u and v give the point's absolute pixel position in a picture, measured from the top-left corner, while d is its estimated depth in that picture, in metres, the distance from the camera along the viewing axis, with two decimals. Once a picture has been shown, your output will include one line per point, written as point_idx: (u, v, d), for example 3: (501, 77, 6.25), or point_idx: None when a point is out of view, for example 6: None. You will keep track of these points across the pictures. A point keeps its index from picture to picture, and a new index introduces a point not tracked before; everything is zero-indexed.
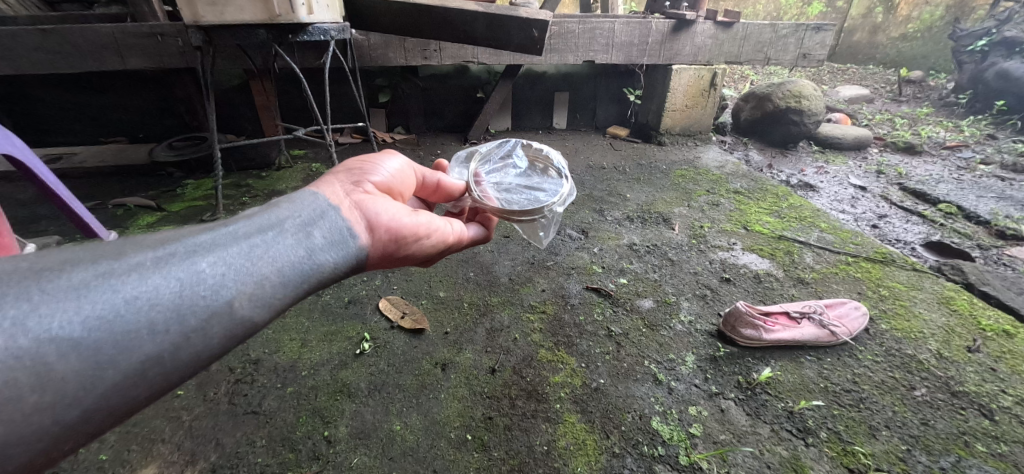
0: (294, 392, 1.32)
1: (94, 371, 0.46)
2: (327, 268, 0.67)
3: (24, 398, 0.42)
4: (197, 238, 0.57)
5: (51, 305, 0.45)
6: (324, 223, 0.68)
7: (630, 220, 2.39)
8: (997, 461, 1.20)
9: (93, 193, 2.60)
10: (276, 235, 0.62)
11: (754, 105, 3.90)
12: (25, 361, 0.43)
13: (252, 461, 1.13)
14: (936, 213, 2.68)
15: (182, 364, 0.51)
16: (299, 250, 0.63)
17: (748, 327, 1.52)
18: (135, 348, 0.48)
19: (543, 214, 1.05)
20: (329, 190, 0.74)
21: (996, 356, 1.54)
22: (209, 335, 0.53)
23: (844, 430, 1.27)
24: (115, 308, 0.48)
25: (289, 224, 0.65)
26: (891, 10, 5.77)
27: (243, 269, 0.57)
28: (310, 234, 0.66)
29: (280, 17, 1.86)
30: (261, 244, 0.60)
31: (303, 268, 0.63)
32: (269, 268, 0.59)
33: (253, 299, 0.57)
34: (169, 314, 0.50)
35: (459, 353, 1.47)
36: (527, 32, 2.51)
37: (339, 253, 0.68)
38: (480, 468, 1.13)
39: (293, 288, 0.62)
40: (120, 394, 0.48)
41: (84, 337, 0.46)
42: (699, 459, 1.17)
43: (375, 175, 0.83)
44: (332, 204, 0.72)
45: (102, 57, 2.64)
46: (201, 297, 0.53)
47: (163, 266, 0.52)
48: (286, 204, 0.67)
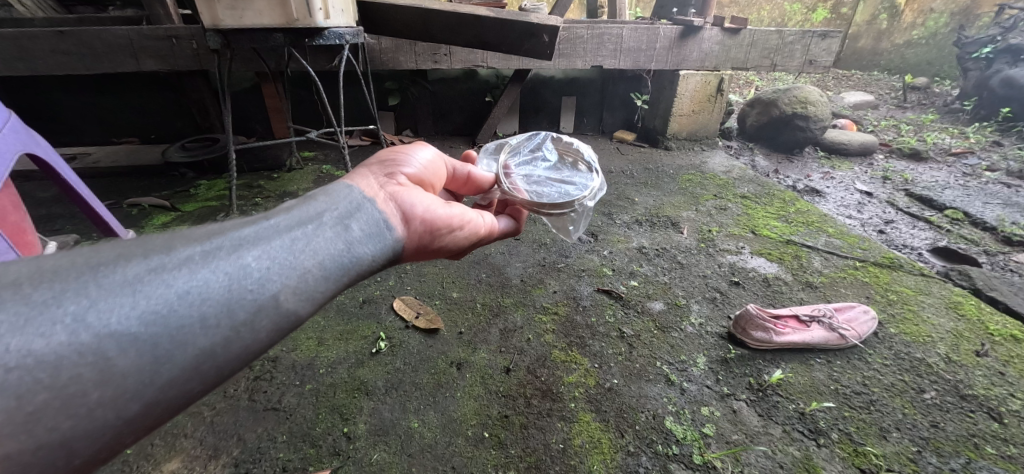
0: (313, 389, 1.34)
1: (151, 366, 0.46)
2: (366, 260, 0.68)
3: (87, 394, 0.44)
4: (241, 231, 0.57)
5: (108, 300, 0.46)
6: (361, 215, 0.70)
7: (639, 224, 2.41)
8: (1007, 463, 1.22)
9: (108, 193, 2.63)
10: (316, 228, 0.63)
11: (760, 110, 3.92)
12: (87, 356, 0.44)
13: (274, 456, 1.16)
14: (943, 219, 2.70)
15: (232, 357, 0.51)
16: (338, 243, 0.64)
17: (759, 330, 1.53)
18: (188, 342, 0.48)
19: (574, 207, 1.07)
20: (364, 183, 0.76)
21: (1005, 360, 1.55)
22: (257, 329, 0.53)
23: (855, 431, 1.29)
24: (168, 302, 0.48)
25: (328, 217, 0.66)
26: (896, 16, 5.80)
27: (288, 263, 0.58)
28: (348, 227, 0.66)
29: (298, 22, 1.91)
30: (302, 237, 0.60)
31: (343, 261, 0.64)
32: (311, 261, 0.60)
33: (297, 294, 0.57)
34: (219, 308, 0.51)
35: (474, 352, 1.49)
36: (538, 37, 2.51)
37: (375, 245, 0.69)
38: (497, 465, 1.15)
39: (335, 281, 0.62)
40: (177, 388, 0.48)
41: (140, 332, 0.46)
42: (713, 458, 1.19)
43: (407, 168, 0.86)
44: (367, 197, 0.73)
45: (118, 59, 2.68)
46: (249, 292, 0.53)
47: (211, 260, 0.53)
48: (326, 195, 0.69)
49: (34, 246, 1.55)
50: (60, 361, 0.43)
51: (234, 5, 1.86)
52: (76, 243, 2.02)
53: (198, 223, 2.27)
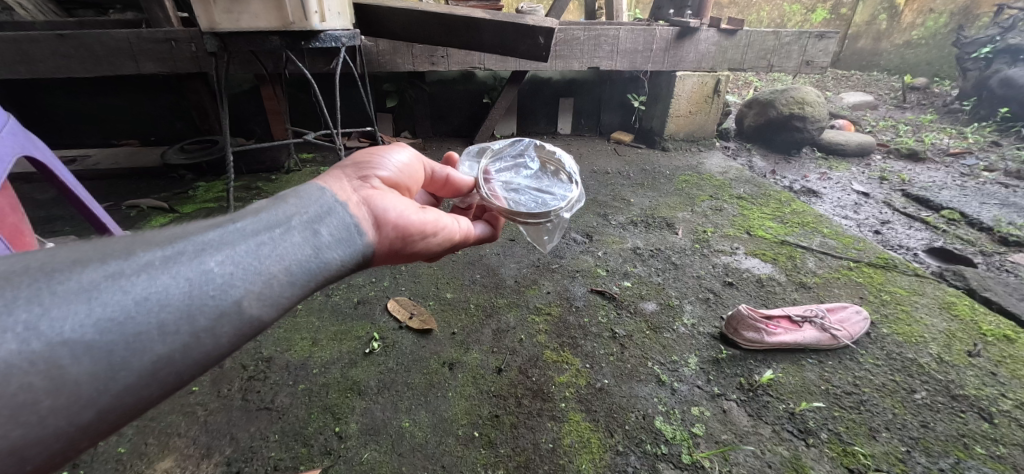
0: (306, 388, 1.36)
1: (107, 373, 0.47)
2: (334, 265, 0.69)
3: (38, 403, 0.44)
4: (205, 236, 0.58)
5: (63, 307, 0.46)
6: (330, 220, 0.71)
7: (634, 225, 2.42)
8: (997, 463, 1.22)
9: (107, 195, 2.66)
10: (283, 232, 0.64)
11: (757, 112, 3.93)
12: (39, 365, 0.44)
13: (266, 455, 1.17)
14: (939, 219, 2.70)
15: (193, 364, 0.52)
16: (307, 248, 0.65)
17: (750, 330, 1.54)
18: (147, 349, 0.49)
19: (550, 218, 1.08)
20: (337, 187, 0.77)
21: (997, 361, 1.55)
22: (219, 334, 0.54)
23: (844, 431, 1.29)
24: (126, 309, 0.49)
25: (296, 222, 0.67)
26: (895, 17, 5.80)
27: (253, 268, 0.59)
28: (317, 231, 0.68)
29: (293, 25, 1.91)
30: (268, 242, 0.62)
31: (311, 266, 0.65)
32: (277, 266, 0.61)
33: (261, 299, 0.58)
34: (180, 314, 0.51)
35: (466, 352, 1.50)
36: (533, 38, 2.52)
37: (345, 250, 0.71)
38: (487, 464, 1.16)
39: (301, 285, 0.63)
40: (134, 395, 0.49)
41: (95, 339, 0.47)
42: (702, 458, 1.20)
43: (382, 171, 0.87)
44: (339, 201, 0.74)
45: (117, 62, 2.70)
46: (210, 297, 0.54)
47: (172, 265, 0.53)
48: (297, 197, 0.70)
49: (32, 248, 1.57)
50: (9, 371, 0.42)
51: (231, 8, 1.88)
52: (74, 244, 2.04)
53: None
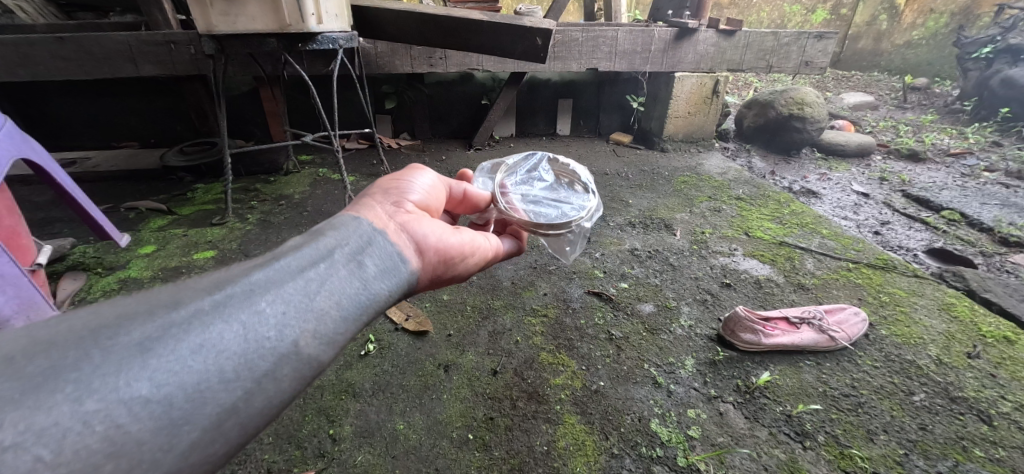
0: (301, 391, 1.35)
1: (170, 429, 0.44)
2: (382, 296, 0.69)
3: (99, 467, 0.40)
4: (252, 278, 0.57)
5: (116, 364, 0.44)
6: (374, 250, 0.71)
7: (632, 226, 2.41)
8: (995, 466, 1.21)
9: (107, 197, 2.66)
10: (329, 267, 0.63)
11: (756, 112, 3.92)
12: (96, 425, 0.41)
13: (260, 458, 1.16)
14: (939, 220, 2.69)
15: (255, 414, 0.50)
16: (354, 281, 0.65)
17: (747, 332, 1.53)
18: (209, 399, 0.47)
19: (571, 229, 1.09)
20: (372, 214, 0.77)
21: (996, 363, 1.54)
22: (280, 379, 0.52)
23: (841, 433, 1.29)
24: (181, 360, 0.47)
25: (339, 255, 0.66)
26: (895, 17, 5.79)
27: (305, 306, 0.58)
28: (361, 263, 0.68)
29: (290, 27, 1.91)
30: (316, 278, 0.61)
31: (360, 299, 0.65)
32: (328, 302, 0.60)
33: (316, 337, 0.57)
34: (238, 360, 0.50)
35: (462, 354, 1.50)
36: (532, 40, 2.52)
37: (391, 280, 0.71)
38: (481, 467, 1.15)
39: (353, 321, 0.63)
40: (201, 452, 0.46)
41: (154, 394, 0.45)
42: (697, 460, 1.19)
43: (412, 195, 0.87)
44: (377, 229, 0.74)
45: (117, 65, 2.71)
46: (267, 340, 0.53)
47: (223, 310, 0.52)
48: (338, 231, 0.70)
49: (30, 250, 1.58)
50: (66, 431, 0.40)
51: (228, 10, 1.87)
52: (72, 246, 2.04)
53: (194, 227, 2.28)
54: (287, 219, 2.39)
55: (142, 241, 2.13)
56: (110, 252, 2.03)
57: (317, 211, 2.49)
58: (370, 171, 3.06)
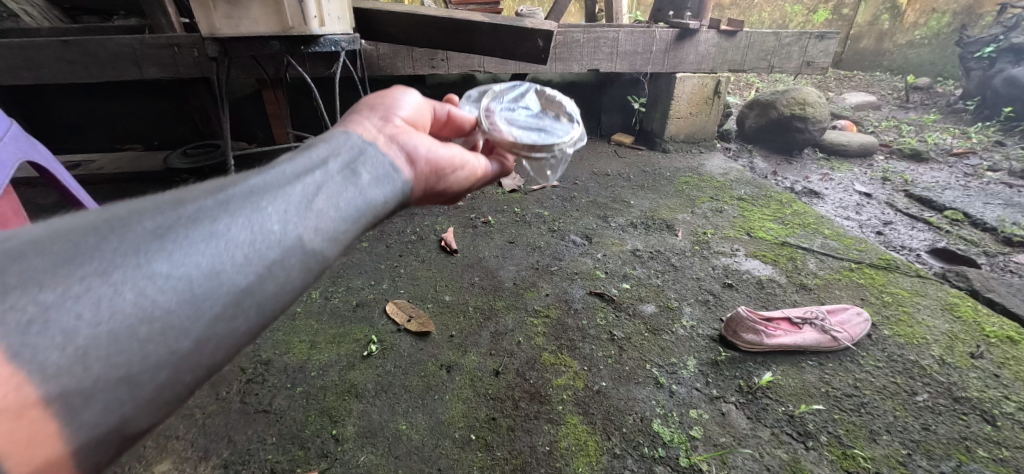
0: (304, 391, 1.36)
1: (194, 303, 0.47)
2: (379, 202, 0.71)
3: (135, 330, 0.43)
4: (252, 180, 0.58)
5: (134, 246, 0.46)
6: (366, 160, 0.73)
7: (634, 226, 2.42)
8: (999, 466, 1.21)
9: (111, 199, 2.68)
10: (324, 173, 0.65)
11: (758, 113, 3.91)
12: (125, 294, 0.43)
13: (263, 458, 1.17)
14: (942, 220, 2.68)
15: (272, 295, 0.53)
16: (351, 187, 0.67)
17: (749, 332, 1.53)
18: (227, 281, 0.49)
19: (554, 153, 1.11)
20: (361, 129, 0.79)
21: (999, 363, 1.54)
22: (289, 267, 0.55)
23: (844, 433, 1.28)
24: (198, 244, 0.49)
25: (333, 164, 0.68)
26: (897, 17, 5.77)
27: (306, 206, 0.60)
28: (356, 172, 0.69)
29: (293, 30, 1.93)
30: (314, 182, 0.63)
31: (359, 203, 0.67)
32: (327, 204, 0.62)
33: (320, 233, 0.60)
34: (249, 249, 0.52)
35: (464, 355, 1.50)
36: (533, 41, 2.54)
37: (386, 188, 0.73)
38: (483, 467, 1.16)
39: (353, 222, 0.65)
40: (225, 325, 0.49)
41: (174, 272, 0.46)
42: (699, 461, 1.19)
43: (400, 112, 0.89)
44: (368, 141, 0.76)
45: (120, 67, 2.73)
46: (274, 233, 0.55)
47: (229, 206, 0.54)
48: (331, 143, 0.72)
49: None
50: (97, 299, 0.42)
51: (231, 13, 1.89)
52: None
53: None
54: None
55: None
56: None
57: None
58: None
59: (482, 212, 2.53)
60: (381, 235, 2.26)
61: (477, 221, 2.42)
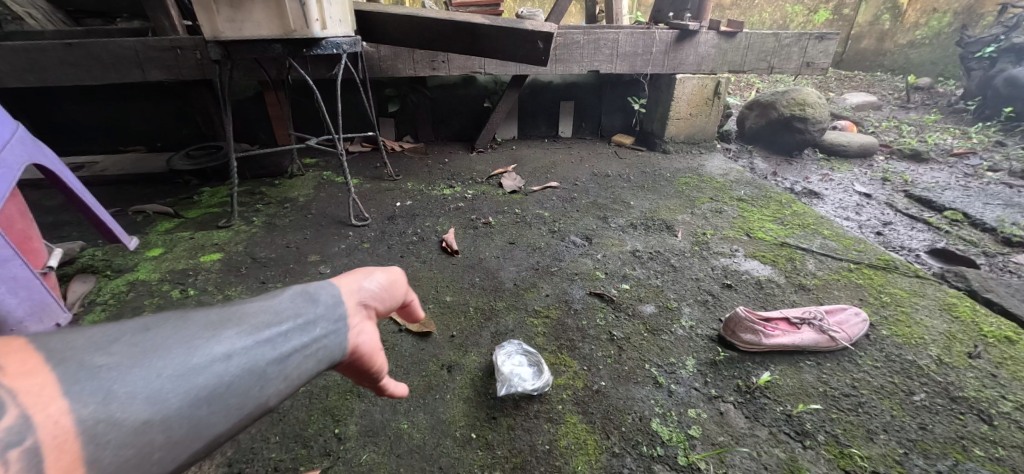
0: (306, 391, 1.37)
1: (157, 430, 0.56)
2: (328, 356, 0.78)
3: (104, 449, 0.52)
4: (240, 317, 0.70)
5: (134, 371, 0.57)
6: (328, 319, 0.80)
7: (634, 227, 2.43)
8: (995, 465, 1.22)
9: (115, 200, 2.70)
10: (296, 322, 0.75)
11: (758, 113, 3.92)
12: (108, 410, 0.53)
13: (267, 456, 1.19)
14: (942, 220, 2.69)
15: (217, 428, 0.62)
16: (312, 338, 0.76)
17: (747, 332, 1.54)
18: (189, 411, 0.59)
19: None
20: (332, 291, 0.85)
21: (997, 363, 1.55)
22: (236, 407, 0.64)
23: (842, 433, 1.30)
24: (183, 371, 0.60)
25: (308, 314, 0.78)
26: (897, 17, 5.76)
27: (273, 352, 0.70)
28: (319, 322, 0.78)
29: (295, 33, 1.96)
30: (286, 329, 0.73)
31: (314, 353, 0.76)
32: (291, 351, 0.72)
33: (276, 380, 0.69)
34: (214, 385, 0.62)
35: (464, 355, 1.52)
36: (533, 44, 2.55)
37: (329, 352, 0.79)
38: (484, 465, 1.17)
39: (302, 374, 0.73)
40: (175, 454, 0.57)
41: (150, 401, 0.56)
42: (697, 459, 1.21)
43: (366, 293, 0.91)
44: (337, 303, 0.84)
45: (124, 70, 2.75)
46: (239, 372, 0.65)
47: (216, 340, 0.65)
48: (318, 290, 0.84)
49: (41, 253, 1.61)
50: (89, 416, 0.52)
51: (234, 17, 1.91)
52: (81, 249, 2.07)
53: (201, 230, 2.31)
54: (292, 222, 2.41)
55: (150, 244, 2.16)
56: (119, 255, 2.06)
57: (321, 213, 2.52)
58: (373, 173, 3.09)
59: (482, 213, 2.55)
60: (383, 237, 2.28)
61: (478, 222, 2.43)
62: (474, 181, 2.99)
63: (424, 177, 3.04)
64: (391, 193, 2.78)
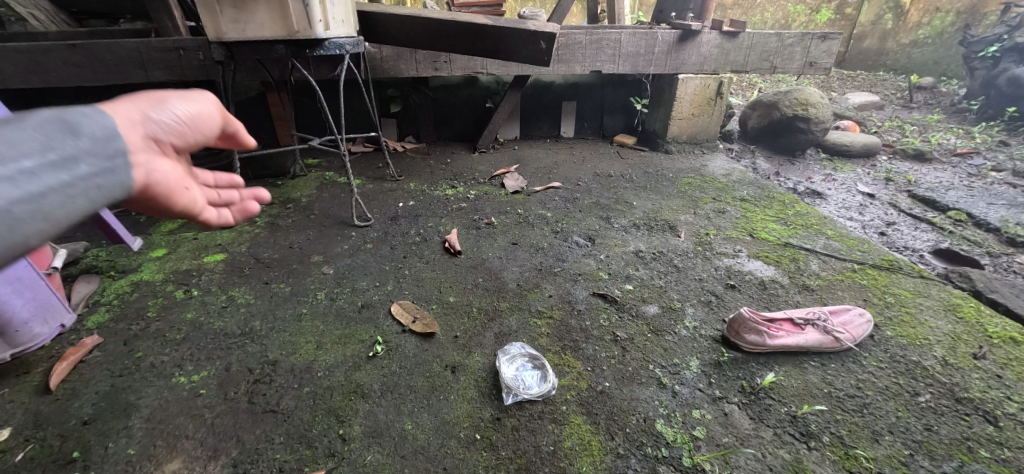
0: (311, 391, 1.38)
1: None
2: (112, 196, 0.70)
3: None
4: None
5: None
6: (106, 153, 0.70)
7: (636, 227, 2.42)
8: (1001, 466, 1.22)
9: None
10: (56, 154, 0.63)
11: (761, 113, 3.91)
12: None
13: (272, 457, 1.19)
14: (945, 220, 2.68)
15: None
16: (85, 176, 0.66)
17: (751, 333, 1.54)
18: None
19: None
20: (111, 113, 0.76)
21: (1002, 363, 1.54)
22: None
23: (846, 434, 1.29)
24: None
25: (73, 145, 0.66)
26: (900, 16, 5.73)
27: (27, 190, 0.59)
28: (94, 156, 0.68)
29: (298, 34, 1.95)
30: (45, 162, 0.62)
31: (90, 193, 0.66)
32: (55, 189, 0.62)
33: (37, 222, 0.59)
34: None
35: (468, 355, 1.52)
36: (535, 44, 2.54)
37: (113, 189, 0.70)
38: (488, 466, 1.17)
39: (72, 214, 0.64)
40: None
41: None
42: (702, 461, 1.20)
43: (161, 117, 0.83)
44: (117, 130, 0.74)
45: (127, 71, 2.76)
46: None
47: None
48: (81, 116, 0.70)
49: (46, 254, 1.61)
50: None
51: (237, 18, 1.91)
52: (85, 250, 2.08)
53: (204, 230, 2.32)
54: (295, 222, 2.41)
55: (153, 245, 2.16)
56: (123, 256, 2.06)
57: (324, 214, 2.52)
58: (376, 174, 3.09)
59: (485, 213, 2.55)
60: (385, 237, 2.28)
61: (480, 223, 2.43)
62: (476, 181, 2.99)
63: (427, 177, 3.04)
64: (393, 194, 2.79)
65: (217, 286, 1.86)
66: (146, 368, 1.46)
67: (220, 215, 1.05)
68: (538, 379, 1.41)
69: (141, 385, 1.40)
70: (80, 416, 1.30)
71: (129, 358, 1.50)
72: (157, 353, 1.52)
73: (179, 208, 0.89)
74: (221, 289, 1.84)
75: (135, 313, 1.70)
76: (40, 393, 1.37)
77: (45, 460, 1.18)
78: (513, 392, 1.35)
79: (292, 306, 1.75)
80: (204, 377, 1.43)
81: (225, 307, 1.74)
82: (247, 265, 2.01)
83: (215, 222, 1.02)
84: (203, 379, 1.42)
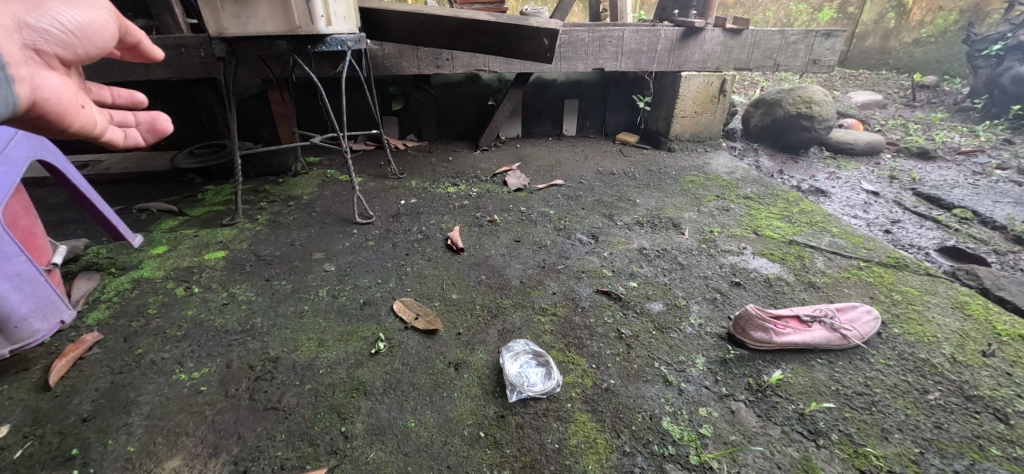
0: (312, 389, 1.36)
1: None
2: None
3: None
4: None
5: None
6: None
7: (640, 225, 2.41)
8: (1013, 465, 1.20)
9: (119, 198, 2.69)
10: None
11: (764, 111, 3.90)
12: None
13: (273, 454, 1.18)
14: (951, 218, 2.66)
15: None
16: None
17: (758, 330, 1.52)
18: None
19: None
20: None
21: (1012, 361, 1.52)
22: None
23: (855, 432, 1.27)
24: None
25: None
26: (903, 15, 5.70)
27: None
28: None
29: (300, 29, 1.93)
30: None
31: None
32: None
33: None
34: None
35: (472, 353, 1.50)
36: (538, 40, 2.51)
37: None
38: (492, 464, 1.16)
39: None
40: None
41: None
42: (710, 459, 1.19)
43: (47, 28, 0.97)
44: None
45: (129, 68, 2.75)
46: None
47: None
48: None
49: (46, 250, 1.60)
50: None
51: (239, 13, 1.90)
52: (86, 247, 2.06)
53: (205, 227, 2.30)
54: (296, 220, 2.40)
55: (154, 242, 2.15)
56: (123, 253, 2.05)
57: (326, 211, 2.51)
58: (378, 172, 3.08)
59: (487, 211, 2.53)
60: (387, 234, 2.26)
61: (483, 220, 2.42)
62: (479, 179, 2.98)
63: (428, 175, 3.02)
64: (395, 191, 2.77)
65: (218, 283, 1.84)
66: (147, 365, 1.45)
67: (127, 135, 1.21)
68: (542, 376, 1.40)
69: (141, 382, 1.39)
70: (80, 413, 1.29)
71: (130, 354, 1.49)
72: (158, 350, 1.50)
73: (77, 125, 1.09)
74: (222, 286, 1.83)
75: (135, 310, 1.68)
76: (39, 390, 1.35)
77: (44, 457, 1.17)
78: (516, 390, 1.34)
79: (294, 303, 1.74)
80: (204, 374, 1.42)
81: (226, 304, 1.72)
82: (248, 263, 2.00)
83: (121, 142, 1.20)
84: (204, 376, 1.41)
